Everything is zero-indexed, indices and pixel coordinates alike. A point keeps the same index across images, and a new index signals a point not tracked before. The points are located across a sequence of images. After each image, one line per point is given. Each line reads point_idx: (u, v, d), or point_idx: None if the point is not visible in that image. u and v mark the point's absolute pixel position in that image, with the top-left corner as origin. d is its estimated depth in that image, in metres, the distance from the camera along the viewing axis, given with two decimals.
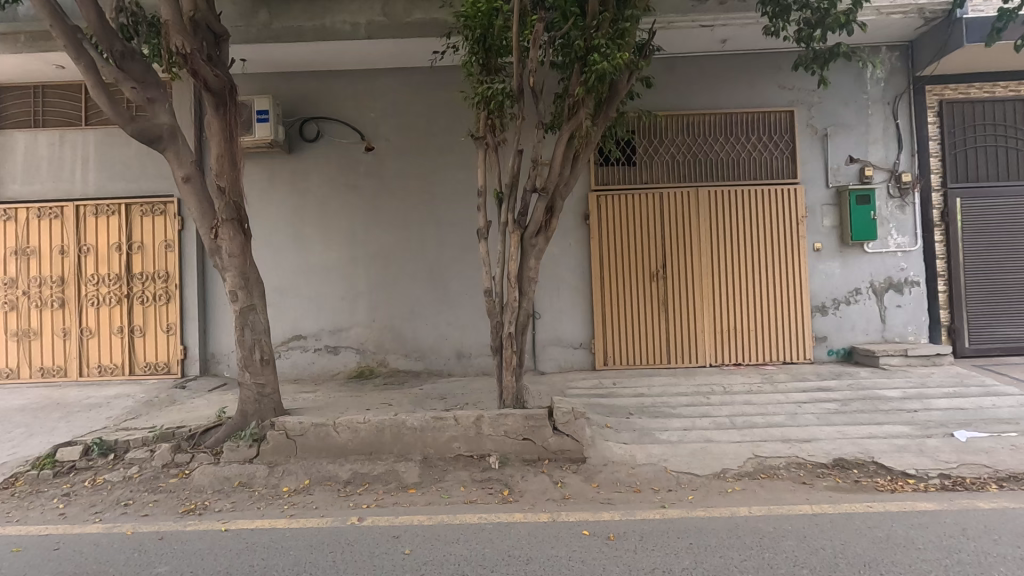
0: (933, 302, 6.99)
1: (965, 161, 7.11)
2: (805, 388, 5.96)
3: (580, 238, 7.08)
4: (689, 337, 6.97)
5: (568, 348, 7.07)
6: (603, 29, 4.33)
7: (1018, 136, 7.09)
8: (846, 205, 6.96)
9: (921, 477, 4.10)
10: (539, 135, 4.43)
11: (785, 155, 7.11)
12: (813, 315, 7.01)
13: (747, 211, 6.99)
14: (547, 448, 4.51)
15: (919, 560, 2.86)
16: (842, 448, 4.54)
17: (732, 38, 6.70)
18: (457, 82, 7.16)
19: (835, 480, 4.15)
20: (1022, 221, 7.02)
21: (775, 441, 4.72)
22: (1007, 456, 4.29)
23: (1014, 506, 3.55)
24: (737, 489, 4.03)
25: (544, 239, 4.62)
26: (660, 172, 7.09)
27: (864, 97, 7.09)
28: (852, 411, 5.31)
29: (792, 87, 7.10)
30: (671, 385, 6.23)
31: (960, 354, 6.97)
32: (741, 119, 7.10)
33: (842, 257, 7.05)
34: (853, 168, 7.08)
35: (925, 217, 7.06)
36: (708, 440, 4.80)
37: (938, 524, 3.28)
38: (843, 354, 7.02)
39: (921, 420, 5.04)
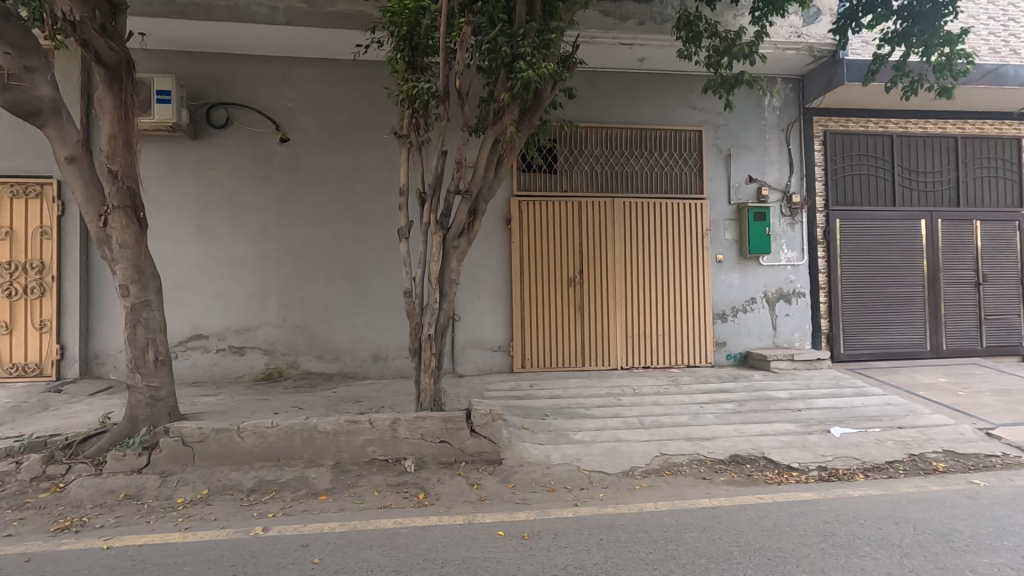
0: (815, 312, 7.75)
1: (844, 186, 7.97)
2: (707, 390, 6.39)
3: (502, 242, 7.16)
4: (603, 341, 7.24)
5: (487, 350, 7.11)
6: (529, 38, 4.43)
7: (886, 167, 8.05)
8: (745, 221, 7.55)
9: (803, 469, 4.53)
10: (464, 137, 4.43)
11: (693, 171, 7.60)
12: (715, 321, 7.53)
13: (657, 222, 7.39)
14: (465, 451, 4.51)
15: (800, 544, 3.16)
16: (738, 445, 4.92)
17: (648, 58, 7.08)
18: (381, 78, 7.01)
19: (730, 475, 4.48)
20: (888, 242, 7.96)
21: (680, 440, 5.02)
22: (872, 449, 4.85)
23: (879, 493, 4.02)
24: (644, 486, 4.25)
25: (466, 241, 4.61)
26: (579, 180, 7.32)
27: (762, 122, 7.75)
28: (747, 410, 5.77)
29: (701, 108, 7.61)
30: (585, 388, 6.43)
31: (837, 358, 7.78)
32: (655, 135, 7.51)
33: (741, 269, 7.63)
34: (752, 187, 7.70)
35: (811, 234, 7.82)
36: (619, 439, 5.02)
37: (816, 511, 3.64)
38: (740, 358, 7.59)
39: (804, 418, 5.57)
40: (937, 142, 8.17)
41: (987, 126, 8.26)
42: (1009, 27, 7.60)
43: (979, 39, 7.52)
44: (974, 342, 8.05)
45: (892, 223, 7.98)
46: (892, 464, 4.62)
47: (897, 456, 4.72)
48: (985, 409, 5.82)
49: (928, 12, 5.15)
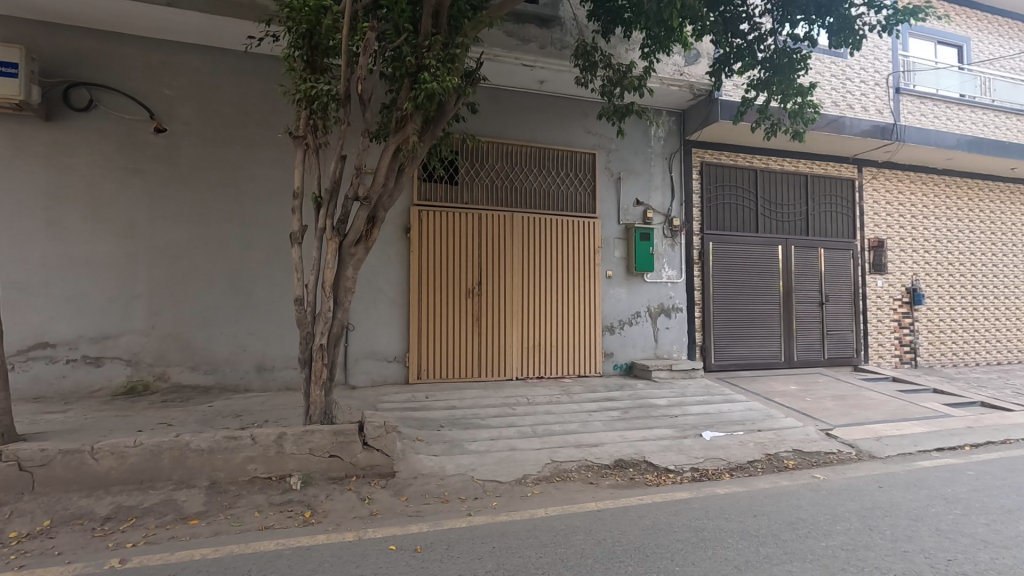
0: (691, 326, 8.48)
1: (716, 213, 8.83)
2: (595, 398, 6.73)
3: (401, 251, 7.07)
4: (499, 351, 7.36)
5: (382, 361, 6.94)
6: (434, 51, 4.46)
7: (751, 198, 9.05)
8: (632, 240, 8.10)
9: (679, 471, 4.93)
10: (365, 143, 4.32)
11: (587, 192, 8.04)
12: (604, 334, 7.96)
13: (553, 237, 7.71)
14: (356, 465, 4.36)
15: (674, 540, 3.44)
16: (622, 450, 5.24)
17: (548, 81, 7.40)
18: (274, 74, 6.66)
19: (615, 478, 4.76)
20: (752, 264, 8.94)
21: (570, 447, 5.23)
22: (736, 450, 5.40)
23: (741, 489, 4.48)
24: (536, 492, 4.38)
25: (364, 248, 4.47)
26: (480, 193, 7.44)
27: (648, 150, 8.39)
28: (630, 417, 6.16)
29: (595, 133, 8.07)
30: (481, 398, 6.50)
31: (709, 368, 8.55)
32: (553, 154, 7.85)
33: (628, 284, 8.16)
34: (639, 210, 8.28)
35: (688, 255, 8.56)
36: (512, 448, 5.13)
37: (688, 509, 3.98)
38: (626, 368, 8.09)
39: (680, 423, 6.06)
40: (791, 178, 9.34)
41: (830, 167, 9.58)
42: (847, 85, 8.92)
43: (825, 93, 8.73)
44: (819, 354, 9.23)
45: (755, 248, 8.97)
46: (752, 463, 5.17)
47: (756, 456, 5.29)
48: (825, 413, 6.70)
49: (785, 65, 5.91)
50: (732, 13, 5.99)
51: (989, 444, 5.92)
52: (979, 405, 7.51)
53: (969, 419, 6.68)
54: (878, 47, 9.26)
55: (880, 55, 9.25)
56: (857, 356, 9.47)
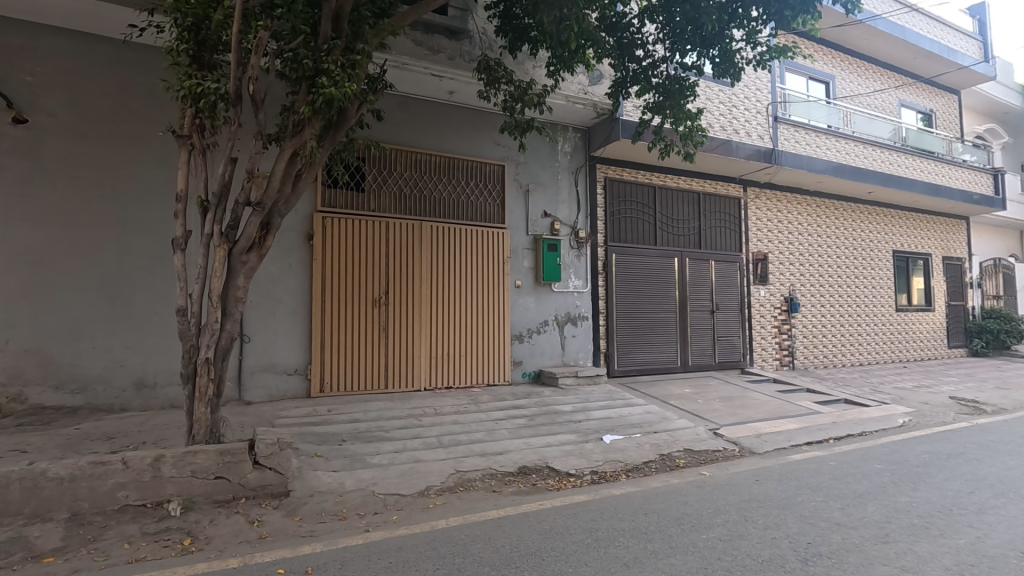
0: (596, 333, 8.82)
1: (618, 225, 9.28)
2: (502, 407, 6.81)
3: (303, 259, 6.78)
4: (406, 362, 7.24)
5: (281, 374, 6.60)
6: (334, 55, 4.36)
7: (650, 212, 9.61)
8: (540, 251, 8.32)
9: (579, 474, 5.10)
10: (257, 146, 4.11)
11: (496, 202, 8.16)
12: (512, 342, 8.08)
13: (463, 246, 7.74)
14: (246, 485, 4.11)
15: (570, 542, 3.56)
16: (526, 457, 5.34)
17: (457, 92, 7.46)
18: (159, 68, 6.19)
19: (518, 485, 4.85)
20: (651, 275, 9.47)
21: (475, 456, 5.25)
22: (633, 452, 5.67)
23: (635, 489, 4.73)
24: (438, 503, 4.36)
25: (257, 256, 4.24)
26: (387, 201, 7.32)
27: (556, 164, 8.66)
28: (536, 424, 6.29)
29: (504, 145, 8.23)
30: (387, 410, 6.35)
31: (612, 374, 8.92)
32: (462, 165, 7.90)
33: (536, 294, 8.35)
34: (547, 221, 8.51)
35: (594, 265, 8.92)
36: (416, 460, 5.07)
37: (585, 511, 4.13)
38: (534, 376, 8.25)
39: (583, 428, 6.27)
40: (686, 196, 10.04)
41: (719, 186, 10.40)
42: (732, 112, 9.74)
43: (713, 117, 9.48)
44: (711, 359, 9.93)
45: (654, 259, 9.51)
46: (647, 464, 5.47)
47: (651, 457, 5.60)
48: (714, 413, 7.22)
49: (676, 91, 6.30)
50: (628, 39, 6.45)
51: (849, 436, 6.67)
52: (843, 402, 8.43)
53: (834, 415, 7.48)
54: (759, 79, 10.21)
55: (761, 86, 10.19)
56: (743, 360, 10.29)
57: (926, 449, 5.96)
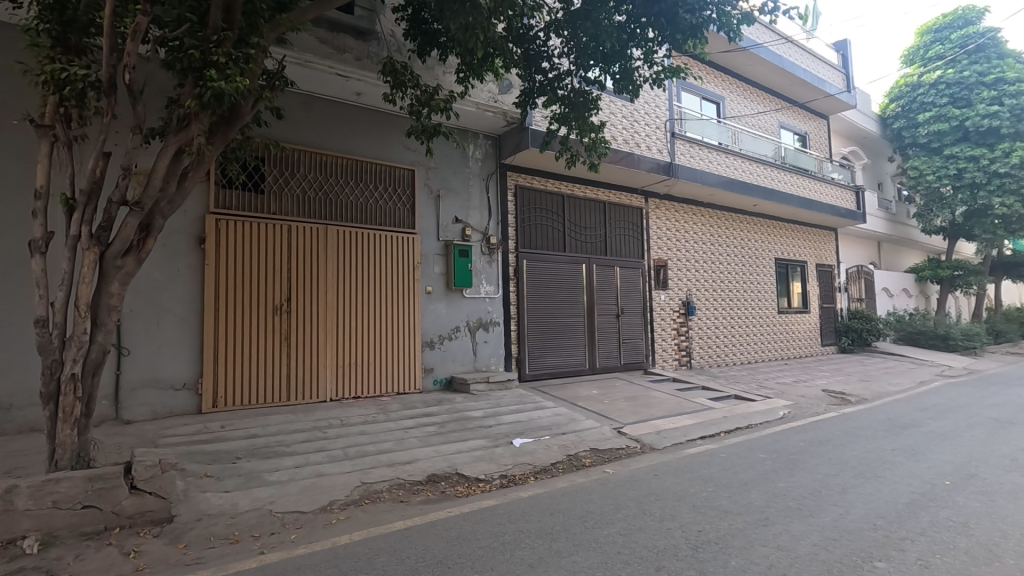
0: (507, 339, 8.92)
1: (528, 232, 9.46)
2: (412, 415, 6.69)
3: (193, 263, 6.27)
4: (310, 372, 6.90)
5: (167, 390, 6.05)
6: (225, 47, 4.10)
7: (559, 220, 9.90)
8: (451, 257, 8.29)
9: (488, 479, 5.13)
10: (134, 140, 3.76)
11: (406, 207, 8.02)
12: (423, 349, 7.97)
13: (370, 252, 7.54)
14: (120, 514, 3.73)
15: (477, 548, 3.55)
16: (436, 464, 5.28)
17: (365, 93, 7.27)
18: (17, 49, 5.51)
19: (427, 494, 4.78)
20: (561, 281, 9.75)
21: (383, 467, 5.11)
22: (542, 454, 5.79)
23: (541, 490, 4.82)
24: (341, 518, 4.19)
25: (135, 260, 3.87)
26: (288, 203, 6.97)
27: (467, 170, 8.69)
28: (447, 431, 6.25)
29: (414, 150, 8.13)
30: (288, 423, 6.02)
31: (524, 378, 9.06)
32: (370, 168, 7.70)
33: (447, 300, 8.30)
34: (458, 227, 8.50)
35: (505, 271, 9.02)
36: (319, 474, 4.84)
37: (492, 516, 4.15)
38: (446, 382, 8.17)
39: (494, 433, 6.31)
40: (593, 205, 10.46)
41: (623, 197, 10.93)
42: (634, 126, 10.29)
43: (617, 131, 9.96)
44: (617, 360, 10.38)
45: (563, 266, 9.81)
46: (555, 465, 5.61)
47: (559, 457, 5.76)
48: (619, 413, 7.55)
49: (580, 104, 6.54)
50: (535, 50, 6.64)
51: (737, 429, 7.23)
52: (733, 397, 9.13)
53: (725, 410, 8.08)
54: (658, 96, 10.87)
55: (660, 103, 10.87)
56: (646, 361, 10.86)
57: (801, 438, 6.61)
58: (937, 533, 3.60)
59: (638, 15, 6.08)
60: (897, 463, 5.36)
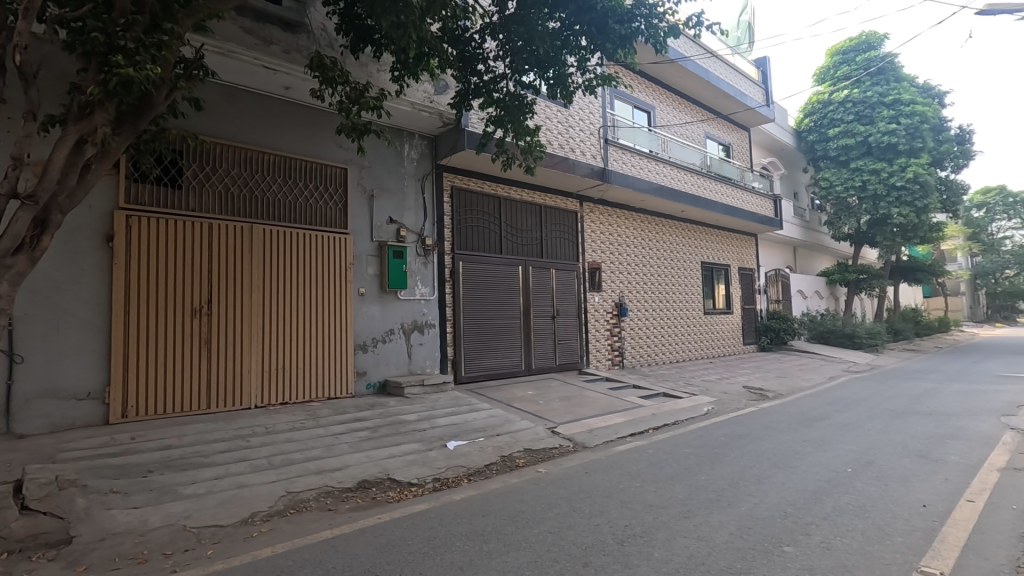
0: (443, 341, 8.84)
1: (465, 234, 9.44)
2: (343, 420, 6.49)
3: (100, 263, 5.81)
4: (233, 378, 6.56)
5: (68, 400, 5.56)
6: (134, 32, 3.85)
7: (495, 222, 9.94)
8: (385, 258, 8.13)
9: (420, 483, 5.08)
10: (27, 127, 3.44)
11: (338, 206, 7.79)
12: (356, 352, 7.77)
13: (300, 252, 7.26)
14: (8, 538, 3.48)
15: (406, 553, 3.50)
16: (367, 470, 5.16)
17: (294, 88, 7.02)
18: None
19: (356, 501, 4.67)
20: (497, 282, 9.78)
21: (311, 475, 4.93)
22: (477, 456, 5.79)
23: (475, 492, 4.82)
24: (263, 531, 4.01)
25: (27, 258, 3.50)
26: (209, 200, 6.60)
27: (402, 170, 8.55)
28: (379, 435, 6.11)
29: (347, 148, 7.92)
30: (207, 432, 5.68)
31: (459, 380, 9.02)
32: (300, 165, 7.44)
33: (381, 302, 8.14)
34: (392, 228, 8.36)
35: (441, 273, 8.96)
36: (240, 485, 4.60)
37: (424, 520, 4.10)
38: (379, 386, 7.99)
39: (428, 436, 6.24)
40: (529, 207, 10.58)
41: (558, 200, 11.11)
42: (569, 131, 10.50)
43: (552, 135, 10.12)
44: (552, 361, 10.53)
45: (499, 267, 9.85)
46: (488, 466, 5.63)
47: (492, 459, 5.78)
48: (553, 413, 7.66)
49: (515, 108, 6.58)
50: (470, 52, 6.66)
51: (665, 426, 7.52)
52: (662, 395, 9.49)
53: (653, 407, 8.38)
54: (592, 103, 11.14)
55: (593, 110, 11.15)
56: (581, 361, 11.10)
57: (722, 432, 6.96)
58: (839, 517, 3.90)
59: (571, 23, 6.22)
60: (807, 453, 5.76)
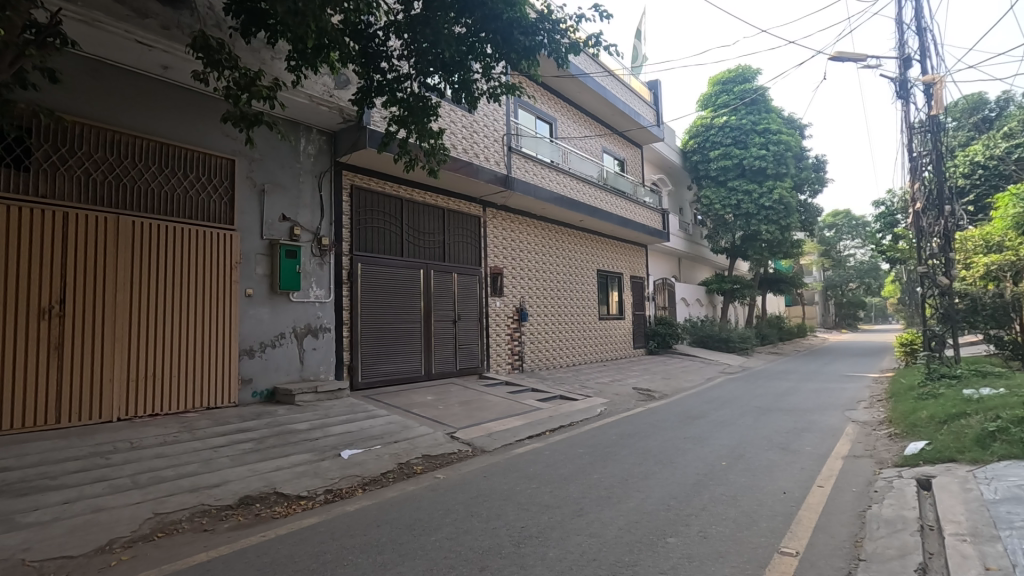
0: (338, 346, 8.46)
1: (364, 235, 9.13)
2: (224, 432, 5.97)
3: None
4: (90, 388, 5.79)
5: None
6: None
7: (396, 224, 9.71)
8: (277, 257, 7.64)
9: (311, 496, 4.80)
10: None
11: (223, 200, 7.21)
12: (241, 358, 7.20)
13: (176, 248, 6.61)
14: None
15: (293, 571, 3.29)
16: (250, 485, 4.79)
17: (173, 68, 6.42)
18: None
19: (237, 519, 4.32)
20: (397, 286, 9.56)
21: (183, 493, 4.48)
22: (372, 464, 5.59)
23: (369, 502, 4.65)
24: (124, 559, 3.59)
25: None
26: (65, 186, 5.81)
27: (297, 165, 8.10)
28: (265, 447, 5.69)
29: (234, 138, 7.36)
30: (55, 451, 4.96)
31: (356, 387, 8.67)
32: (179, 153, 6.80)
33: (270, 304, 7.63)
34: (286, 226, 7.87)
35: (338, 275, 8.58)
36: (97, 509, 4.08)
37: (313, 535, 3.89)
38: (266, 395, 7.45)
39: (320, 446, 5.92)
40: (432, 210, 10.48)
41: (462, 205, 11.11)
42: (473, 136, 10.55)
43: (457, 140, 10.11)
44: (452, 366, 10.47)
45: (400, 270, 9.64)
46: (384, 475, 5.46)
47: (389, 466, 5.62)
48: (452, 418, 7.61)
49: (419, 109, 6.48)
50: (373, 49, 6.44)
51: (560, 428, 7.76)
52: (558, 398, 9.78)
53: (550, 410, 8.61)
54: (496, 110, 11.28)
55: (498, 117, 11.28)
56: (481, 365, 11.14)
57: (614, 432, 7.32)
58: (714, 507, 4.25)
59: (477, 30, 6.23)
60: (688, 449, 6.21)
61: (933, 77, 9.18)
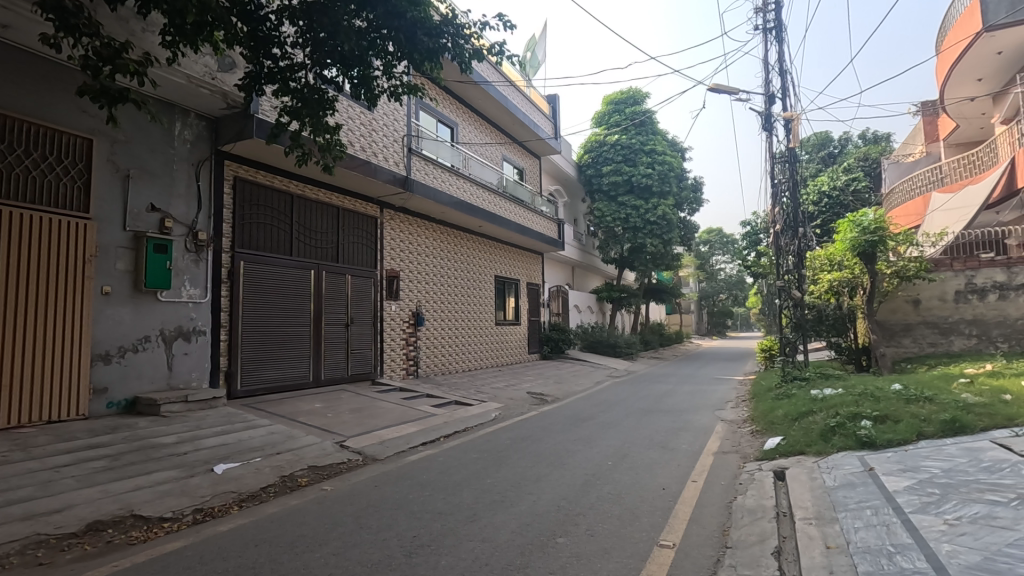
0: (214, 351, 7.76)
1: (248, 231, 8.46)
2: (68, 449, 5.20)
3: None
4: None
5: None
6: None
7: (284, 221, 9.12)
8: (143, 251, 6.86)
9: (176, 518, 4.32)
10: None
11: (76, 183, 6.32)
12: (93, 364, 6.34)
13: (13, 235, 5.67)
14: None
15: None
16: (101, 508, 4.22)
17: (16, 27, 5.55)
18: None
19: (82, 549, 3.77)
20: (283, 286, 8.97)
21: (11, 523, 3.82)
22: (250, 479, 5.17)
23: (245, 520, 4.29)
24: None
25: None
26: None
27: (171, 151, 7.34)
28: (121, 465, 5.05)
29: (93, 114, 6.51)
30: None
31: (233, 395, 7.99)
32: (20, 127, 5.89)
33: (133, 303, 6.81)
34: (155, 217, 7.09)
35: (215, 273, 7.88)
36: None
37: (178, 560, 3.50)
38: (125, 406, 6.62)
39: (189, 461, 5.37)
40: (325, 209, 9.98)
41: (357, 204, 10.71)
42: (372, 135, 10.23)
43: (354, 137, 9.74)
44: (343, 371, 10.02)
45: (287, 270, 9.06)
46: (265, 489, 5.08)
47: (270, 480, 5.23)
48: (341, 426, 7.27)
49: (314, 101, 6.15)
50: (264, 33, 5.94)
51: (454, 434, 7.71)
52: (453, 403, 9.73)
53: (445, 415, 8.53)
54: (397, 110, 11.03)
55: (398, 117, 11.04)
56: (374, 370, 10.78)
57: (507, 436, 7.41)
58: (601, 506, 4.44)
59: (378, 26, 6.04)
60: (578, 450, 6.45)
61: (791, 114, 10.44)
